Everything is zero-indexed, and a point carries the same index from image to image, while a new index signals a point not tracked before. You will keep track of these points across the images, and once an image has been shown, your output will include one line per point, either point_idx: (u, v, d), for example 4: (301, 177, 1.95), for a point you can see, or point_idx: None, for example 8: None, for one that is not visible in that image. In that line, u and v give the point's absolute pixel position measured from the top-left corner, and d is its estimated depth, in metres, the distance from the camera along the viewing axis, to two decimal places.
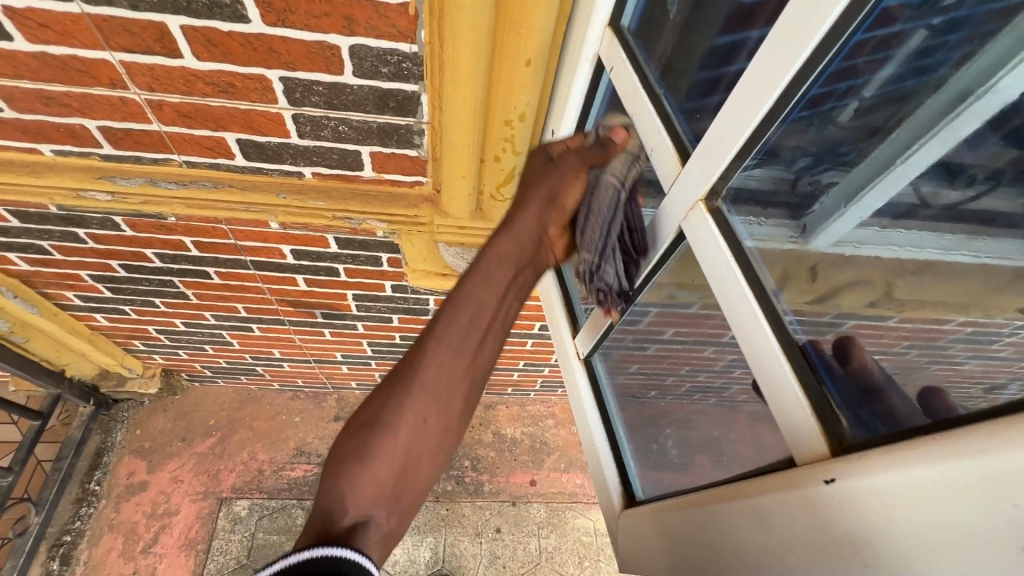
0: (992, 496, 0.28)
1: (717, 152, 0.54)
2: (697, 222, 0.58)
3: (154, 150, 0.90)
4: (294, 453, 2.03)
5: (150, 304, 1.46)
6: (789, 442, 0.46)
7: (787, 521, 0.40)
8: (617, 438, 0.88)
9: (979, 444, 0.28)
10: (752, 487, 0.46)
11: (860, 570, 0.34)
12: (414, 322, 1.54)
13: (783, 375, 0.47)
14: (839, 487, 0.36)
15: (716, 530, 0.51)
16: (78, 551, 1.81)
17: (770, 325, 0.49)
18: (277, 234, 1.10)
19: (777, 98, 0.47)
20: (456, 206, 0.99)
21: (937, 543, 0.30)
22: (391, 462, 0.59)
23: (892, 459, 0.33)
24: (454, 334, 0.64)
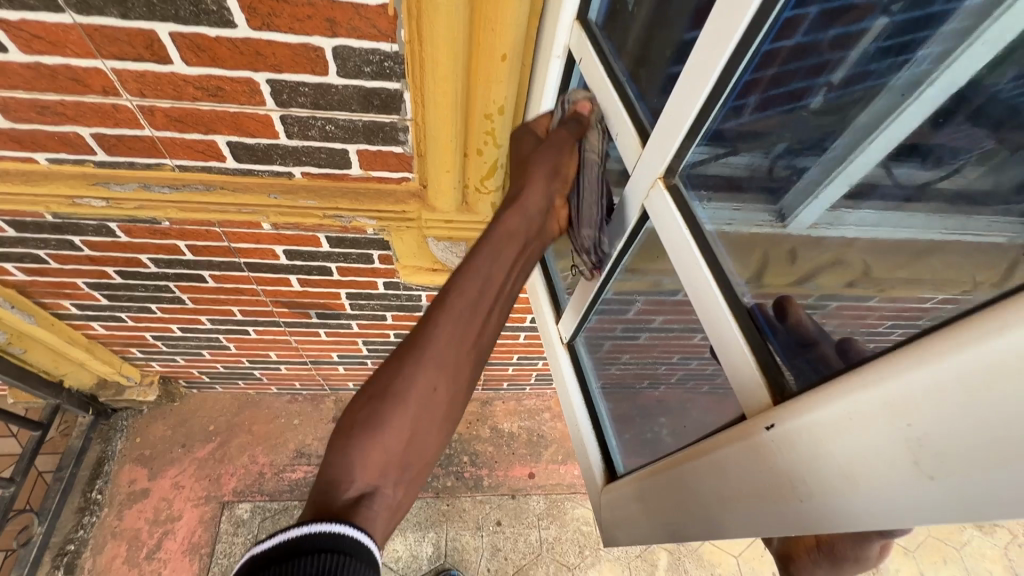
0: (892, 420, 0.31)
1: (667, 135, 0.58)
2: (658, 199, 0.62)
3: (146, 156, 0.93)
4: (294, 455, 2.05)
5: (147, 310, 1.48)
6: (739, 397, 0.49)
7: (738, 471, 0.44)
8: (599, 417, 0.92)
9: (880, 375, 0.31)
10: (708, 443, 0.50)
11: (799, 504, 0.38)
12: (407, 319, 1.57)
13: (734, 336, 0.50)
14: (777, 433, 0.39)
15: (682, 487, 0.55)
16: (82, 559, 1.82)
17: (724, 297, 0.52)
18: (269, 235, 1.13)
19: (715, 80, 0.51)
20: (443, 200, 1.02)
21: (857, 469, 0.33)
22: (401, 430, 0.63)
23: (815, 401, 0.36)
24: (464, 305, 0.69)
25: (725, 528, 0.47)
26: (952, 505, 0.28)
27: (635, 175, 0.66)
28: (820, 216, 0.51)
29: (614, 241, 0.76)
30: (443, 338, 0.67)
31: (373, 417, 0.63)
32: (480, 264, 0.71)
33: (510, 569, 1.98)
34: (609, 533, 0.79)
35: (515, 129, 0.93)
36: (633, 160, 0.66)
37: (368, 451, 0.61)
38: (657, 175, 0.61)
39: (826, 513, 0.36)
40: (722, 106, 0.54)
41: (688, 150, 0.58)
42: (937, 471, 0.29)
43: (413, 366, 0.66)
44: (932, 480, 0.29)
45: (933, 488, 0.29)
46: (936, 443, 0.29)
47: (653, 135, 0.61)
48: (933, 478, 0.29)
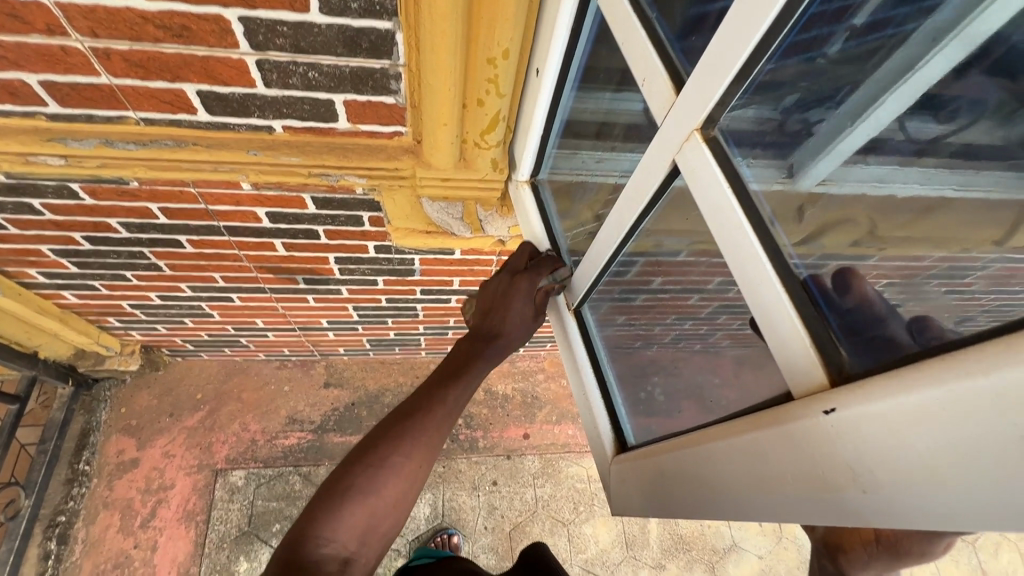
0: (1003, 414, 0.25)
1: (713, 76, 0.48)
2: (692, 154, 0.53)
3: (107, 108, 0.83)
4: (286, 421, 2.03)
5: (121, 278, 1.40)
6: (786, 375, 0.43)
7: (784, 456, 0.39)
8: (608, 385, 0.87)
9: (992, 359, 0.26)
10: (746, 423, 0.45)
11: (860, 495, 0.33)
12: (399, 284, 1.51)
13: (781, 304, 0.43)
14: (841, 419, 0.34)
15: (709, 466, 0.51)
16: (74, 530, 1.79)
17: (778, 273, 0.44)
18: (250, 196, 1.05)
19: (774, 18, 0.41)
20: (440, 156, 0.94)
21: (947, 463, 0.28)
22: (375, 509, 0.72)
23: (898, 385, 0.30)
24: (449, 406, 0.82)
25: (760, 511, 0.44)
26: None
27: (664, 128, 0.57)
28: (827, 173, 0.46)
29: (634, 202, 0.69)
30: (426, 434, 0.78)
31: (364, 486, 0.73)
32: (462, 376, 0.85)
33: (506, 526, 2.02)
34: (619, 502, 0.77)
35: (520, 76, 0.85)
36: (665, 110, 0.57)
37: (357, 513, 0.71)
38: (695, 127, 0.52)
39: (894, 510, 0.31)
40: (783, 43, 0.43)
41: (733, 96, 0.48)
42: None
43: (404, 444, 0.77)
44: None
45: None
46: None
47: (690, 80, 0.51)
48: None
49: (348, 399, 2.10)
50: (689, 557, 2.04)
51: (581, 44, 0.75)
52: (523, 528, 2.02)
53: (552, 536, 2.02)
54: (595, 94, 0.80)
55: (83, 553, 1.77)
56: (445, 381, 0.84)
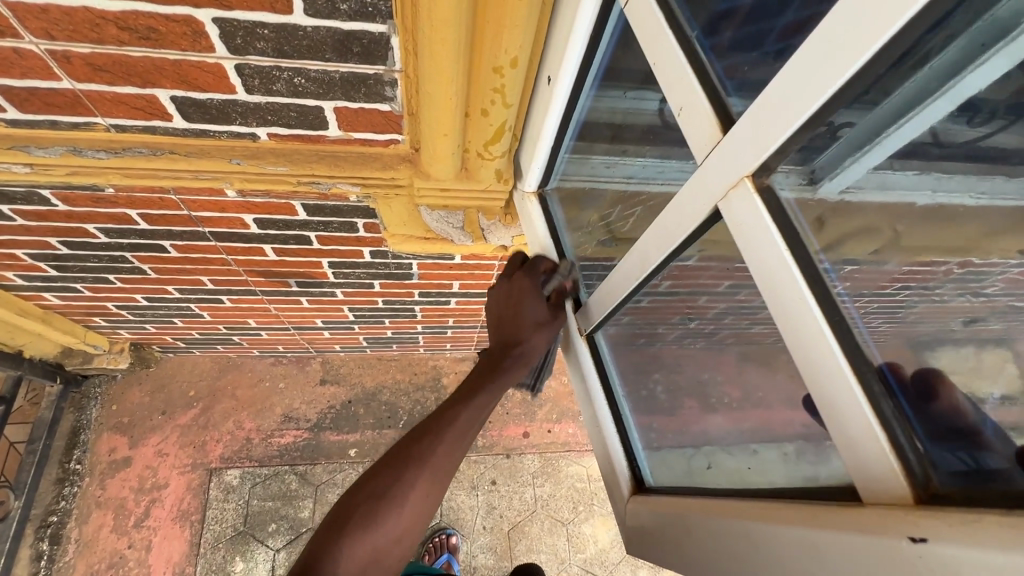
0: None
1: (772, 120, 0.39)
2: (738, 203, 0.45)
3: (71, 114, 0.75)
4: (282, 419, 1.99)
5: (104, 281, 1.33)
6: (851, 474, 0.37)
7: (851, 569, 0.34)
8: (623, 418, 0.81)
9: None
10: (801, 513, 0.40)
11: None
12: (397, 287, 1.45)
13: (852, 398, 0.36)
14: (935, 554, 0.29)
15: (745, 544, 0.45)
16: (67, 529, 1.76)
17: (853, 363, 0.37)
18: (236, 203, 0.98)
19: (859, 66, 0.33)
20: (438, 166, 0.87)
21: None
22: (386, 531, 0.68)
23: (1022, 547, 0.25)
24: (460, 431, 0.76)
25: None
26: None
27: (704, 166, 0.48)
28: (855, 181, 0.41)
29: (660, 240, 0.61)
30: (439, 455, 0.74)
31: (370, 516, 0.68)
32: (475, 399, 0.79)
33: (505, 526, 2.00)
34: (638, 545, 0.71)
35: (528, 84, 0.77)
36: (705, 149, 0.48)
37: (361, 545, 0.67)
38: (746, 174, 0.43)
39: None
40: (870, 89, 0.35)
41: (796, 144, 0.40)
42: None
43: (415, 468, 0.72)
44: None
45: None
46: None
47: (743, 116, 0.42)
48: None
49: (344, 397, 2.05)
50: None
51: (602, 49, 0.67)
52: (522, 528, 2.01)
53: (550, 536, 2.01)
54: (614, 103, 0.72)
55: (76, 553, 1.74)
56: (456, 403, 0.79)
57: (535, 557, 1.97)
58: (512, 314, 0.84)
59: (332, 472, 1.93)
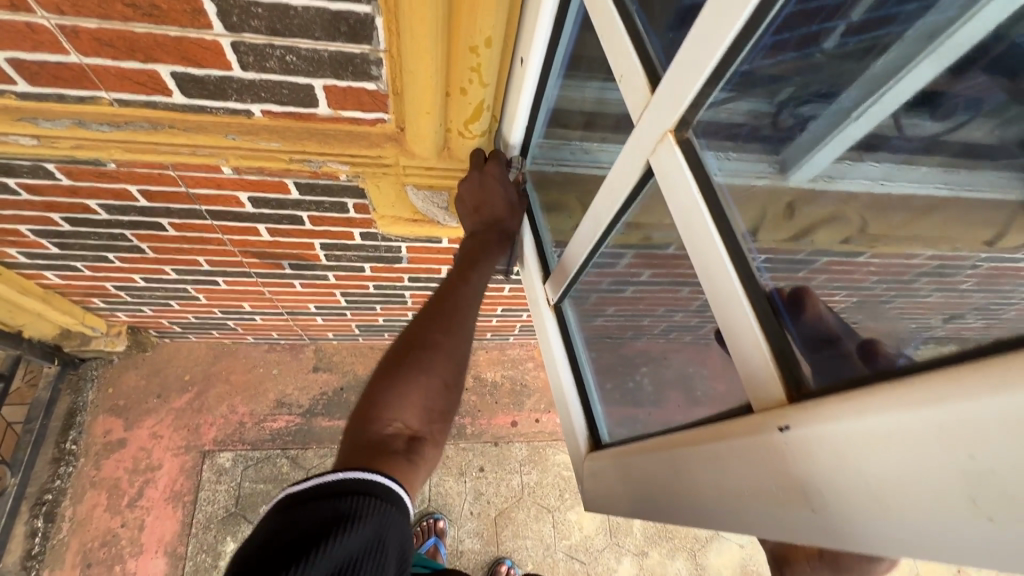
0: (951, 443, 0.24)
1: (685, 76, 0.46)
2: (666, 156, 0.52)
3: (77, 87, 0.80)
4: (275, 405, 2.04)
5: (104, 260, 1.38)
6: (747, 390, 0.42)
7: (741, 465, 0.39)
8: (585, 386, 0.88)
9: (946, 389, 0.24)
10: (708, 431, 0.45)
11: (806, 515, 0.33)
12: (387, 271, 1.50)
13: (743, 316, 0.43)
14: (794, 437, 0.33)
15: (672, 471, 0.51)
16: (61, 508, 1.80)
17: (746, 286, 0.43)
18: (231, 180, 1.03)
19: (744, 22, 0.40)
20: (422, 144, 0.92)
21: (890, 492, 0.27)
22: (438, 374, 0.77)
23: (848, 409, 0.29)
24: (459, 323, 0.84)
25: (717, 518, 0.44)
26: (1011, 554, 0.22)
27: (638, 126, 0.56)
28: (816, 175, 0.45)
29: (612, 196, 0.69)
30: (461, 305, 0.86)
31: (410, 370, 0.76)
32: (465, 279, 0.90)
33: (492, 511, 2.04)
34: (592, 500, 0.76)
35: (504, 66, 0.83)
36: (640, 109, 0.55)
37: (401, 414, 0.72)
38: (667, 129, 0.51)
39: (836, 531, 0.31)
40: (757, 44, 0.42)
41: (707, 96, 0.47)
42: (998, 515, 0.22)
43: (441, 332, 0.82)
44: (989, 522, 0.23)
45: (990, 534, 0.23)
46: (1004, 479, 0.22)
47: (663, 80, 0.50)
48: (992, 521, 0.23)
49: (336, 384, 2.10)
50: (672, 545, 2.08)
51: (568, 31, 0.73)
52: (509, 514, 2.05)
53: (536, 523, 2.04)
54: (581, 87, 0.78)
55: (70, 531, 1.78)
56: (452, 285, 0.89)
57: (520, 543, 2.01)
58: (487, 204, 0.96)
59: (323, 456, 1.97)
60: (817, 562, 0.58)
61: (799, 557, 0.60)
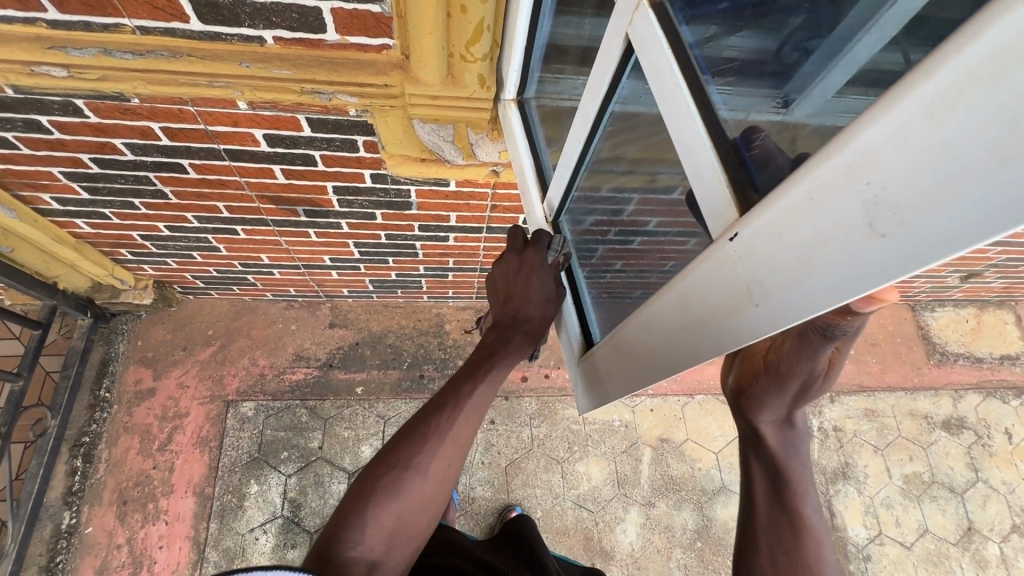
0: (852, 183, 0.30)
1: None
2: (641, 23, 0.60)
3: (103, 14, 0.86)
4: (293, 358, 2.12)
5: (130, 206, 1.45)
6: (710, 224, 0.49)
7: (702, 290, 0.47)
8: (582, 299, 0.99)
9: (844, 141, 0.30)
10: (674, 277, 0.53)
11: (753, 309, 0.41)
12: (398, 219, 1.55)
13: (708, 160, 0.49)
14: (741, 240, 0.41)
15: (649, 329, 0.60)
16: (98, 450, 1.91)
17: (709, 131, 0.50)
18: (247, 116, 1.07)
19: None
20: (427, 70, 0.96)
21: (814, 251, 0.34)
22: (416, 497, 0.82)
23: (780, 191, 0.36)
24: (456, 440, 0.86)
25: (689, 355, 0.52)
26: (897, 258, 0.29)
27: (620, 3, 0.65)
28: (814, 105, 0.45)
29: (595, 92, 0.79)
30: (454, 427, 0.86)
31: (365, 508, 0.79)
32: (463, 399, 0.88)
33: (502, 462, 2.11)
34: (594, 398, 0.86)
35: None
36: None
37: (381, 519, 0.79)
38: None
39: (776, 311, 0.39)
40: None
41: None
42: (889, 228, 0.29)
43: (430, 451, 0.84)
44: (882, 237, 0.29)
45: (883, 246, 0.29)
46: (891, 195, 0.28)
47: None
48: (884, 235, 0.29)
49: (352, 339, 2.17)
50: (679, 496, 2.12)
51: None
52: (518, 464, 2.11)
53: (545, 472, 2.11)
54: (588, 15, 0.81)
55: (107, 471, 1.89)
56: (448, 411, 0.87)
57: (530, 491, 2.07)
58: (517, 292, 0.92)
59: (340, 407, 2.06)
60: (765, 378, 0.70)
61: (750, 379, 0.72)
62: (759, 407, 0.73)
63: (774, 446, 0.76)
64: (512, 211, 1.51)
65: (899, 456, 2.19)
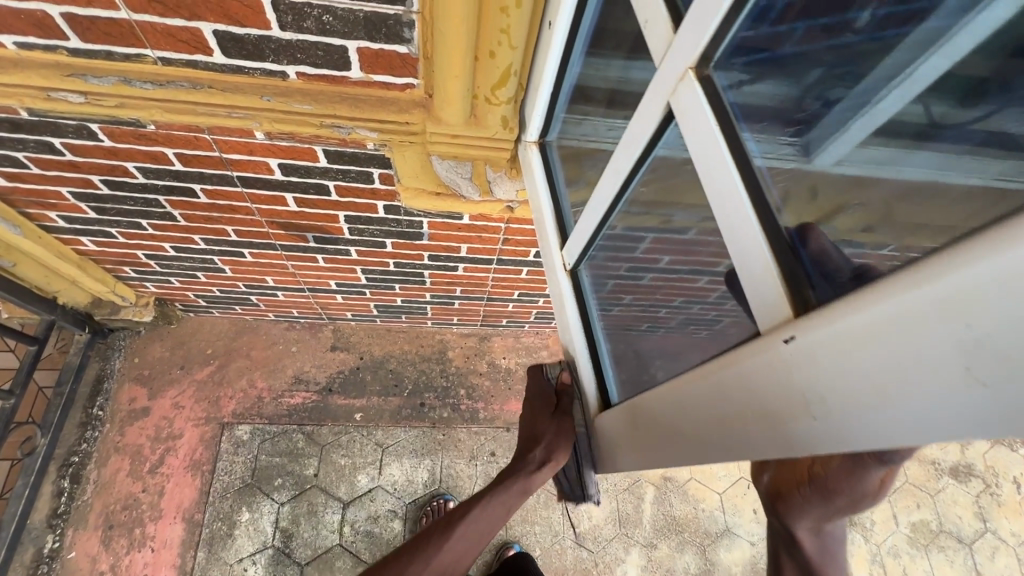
0: (946, 321, 0.27)
1: (705, 12, 0.52)
2: (685, 91, 0.57)
3: (125, 44, 0.85)
4: (293, 381, 2.08)
5: (137, 227, 1.43)
6: (757, 314, 0.46)
7: (746, 386, 0.43)
8: (596, 345, 0.92)
9: (936, 272, 0.27)
10: (713, 361, 0.49)
11: (811, 422, 0.37)
12: (407, 249, 1.52)
13: (760, 250, 0.46)
14: (798, 346, 0.37)
15: (678, 408, 0.55)
16: (87, 470, 1.86)
17: (761, 219, 0.47)
18: (263, 146, 1.06)
19: None
20: (450, 110, 0.95)
21: (892, 380, 0.30)
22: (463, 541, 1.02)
23: (852, 306, 0.32)
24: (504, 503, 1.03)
25: (724, 448, 0.48)
26: (1002, 414, 0.25)
27: (662, 66, 0.61)
28: (847, 155, 0.46)
29: (630, 149, 0.74)
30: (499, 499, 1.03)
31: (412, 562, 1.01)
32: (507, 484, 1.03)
33: None
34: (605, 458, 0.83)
35: (533, 30, 0.87)
36: (662, 50, 0.61)
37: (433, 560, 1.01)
38: (689, 65, 0.56)
39: (841, 429, 0.35)
40: None
41: (728, 30, 0.51)
42: (991, 380, 0.25)
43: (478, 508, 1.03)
44: (984, 387, 0.26)
45: (985, 398, 0.26)
46: (995, 344, 0.25)
47: (687, 19, 0.55)
48: (986, 386, 0.26)
49: (353, 364, 2.13)
50: (681, 538, 2.06)
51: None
52: None
53: (545, 509, 2.05)
54: (609, 63, 0.81)
55: (94, 493, 1.84)
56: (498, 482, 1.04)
57: (529, 528, 2.02)
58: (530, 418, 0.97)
59: (338, 433, 2.00)
60: (809, 489, 0.65)
61: (792, 488, 0.67)
62: (799, 515, 0.69)
63: (809, 552, 0.72)
64: (524, 244, 1.49)
65: (907, 503, 2.14)
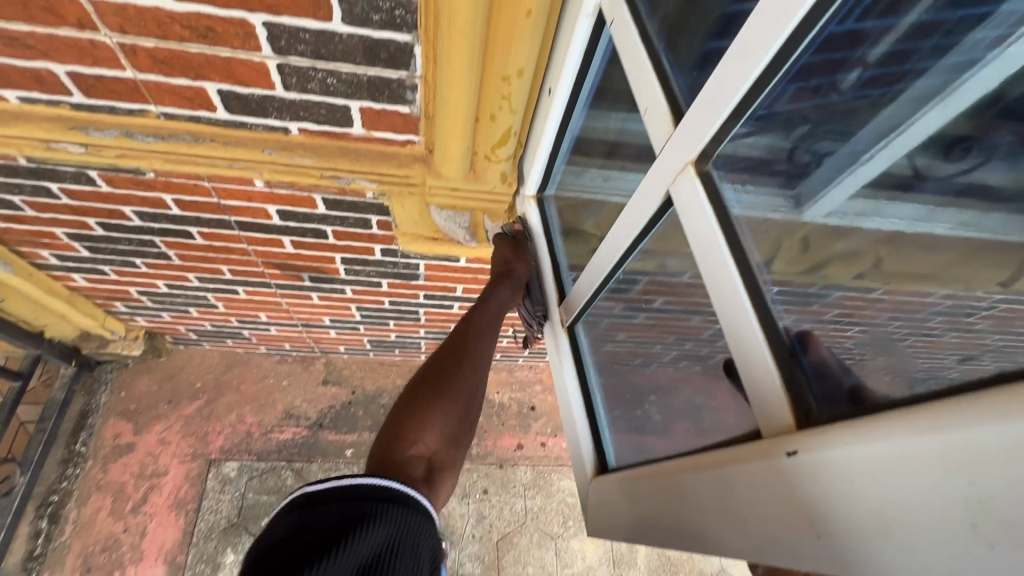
0: (952, 473, 0.28)
1: (706, 115, 0.52)
2: (685, 184, 0.57)
3: (129, 100, 0.86)
4: (283, 416, 2.04)
5: (131, 264, 1.41)
6: (756, 413, 0.47)
7: (747, 490, 0.43)
8: (594, 408, 0.93)
9: (945, 423, 0.29)
10: (715, 457, 0.49)
11: (811, 541, 0.37)
12: (403, 288, 1.52)
13: (758, 351, 0.47)
14: (803, 462, 0.38)
15: (676, 495, 0.55)
16: (66, 510, 1.81)
17: (760, 320, 0.47)
18: (262, 193, 1.06)
19: (759, 73, 0.45)
20: (450, 166, 0.97)
21: (894, 518, 0.31)
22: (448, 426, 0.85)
23: (858, 436, 0.34)
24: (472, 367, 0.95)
25: (719, 547, 0.47)
26: None
27: (659, 156, 0.61)
28: (840, 206, 0.48)
29: (628, 226, 0.74)
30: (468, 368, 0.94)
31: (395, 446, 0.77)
32: (476, 358, 0.97)
33: (494, 536, 2.01)
34: (592, 527, 0.80)
35: (533, 94, 0.89)
36: (662, 138, 0.60)
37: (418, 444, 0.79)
38: (689, 160, 0.56)
39: (838, 557, 0.35)
40: (773, 91, 0.47)
41: (727, 133, 0.51)
42: (996, 539, 0.26)
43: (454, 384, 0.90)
44: (987, 546, 0.26)
45: (988, 557, 0.26)
46: (1000, 504, 0.26)
47: (688, 112, 0.55)
48: (989, 546, 0.26)
49: (345, 398, 2.10)
50: None
51: (593, 66, 0.78)
52: (511, 539, 2.01)
53: (539, 549, 2.01)
54: (604, 117, 0.83)
55: (73, 534, 1.78)
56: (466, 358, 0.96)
57: (521, 570, 1.97)
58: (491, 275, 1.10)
59: (328, 470, 1.96)
60: None
61: None
62: None
63: None
64: None
65: None
